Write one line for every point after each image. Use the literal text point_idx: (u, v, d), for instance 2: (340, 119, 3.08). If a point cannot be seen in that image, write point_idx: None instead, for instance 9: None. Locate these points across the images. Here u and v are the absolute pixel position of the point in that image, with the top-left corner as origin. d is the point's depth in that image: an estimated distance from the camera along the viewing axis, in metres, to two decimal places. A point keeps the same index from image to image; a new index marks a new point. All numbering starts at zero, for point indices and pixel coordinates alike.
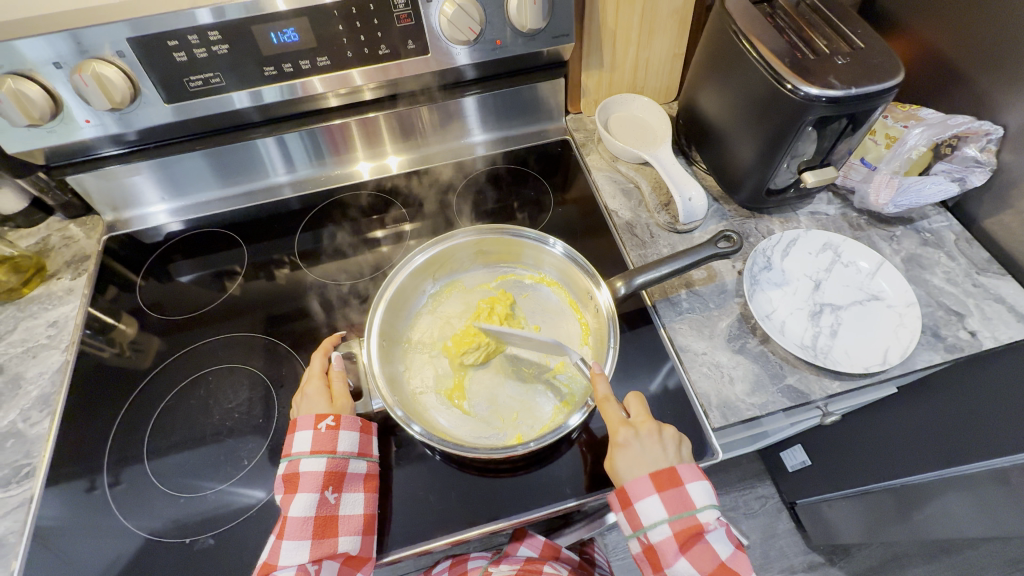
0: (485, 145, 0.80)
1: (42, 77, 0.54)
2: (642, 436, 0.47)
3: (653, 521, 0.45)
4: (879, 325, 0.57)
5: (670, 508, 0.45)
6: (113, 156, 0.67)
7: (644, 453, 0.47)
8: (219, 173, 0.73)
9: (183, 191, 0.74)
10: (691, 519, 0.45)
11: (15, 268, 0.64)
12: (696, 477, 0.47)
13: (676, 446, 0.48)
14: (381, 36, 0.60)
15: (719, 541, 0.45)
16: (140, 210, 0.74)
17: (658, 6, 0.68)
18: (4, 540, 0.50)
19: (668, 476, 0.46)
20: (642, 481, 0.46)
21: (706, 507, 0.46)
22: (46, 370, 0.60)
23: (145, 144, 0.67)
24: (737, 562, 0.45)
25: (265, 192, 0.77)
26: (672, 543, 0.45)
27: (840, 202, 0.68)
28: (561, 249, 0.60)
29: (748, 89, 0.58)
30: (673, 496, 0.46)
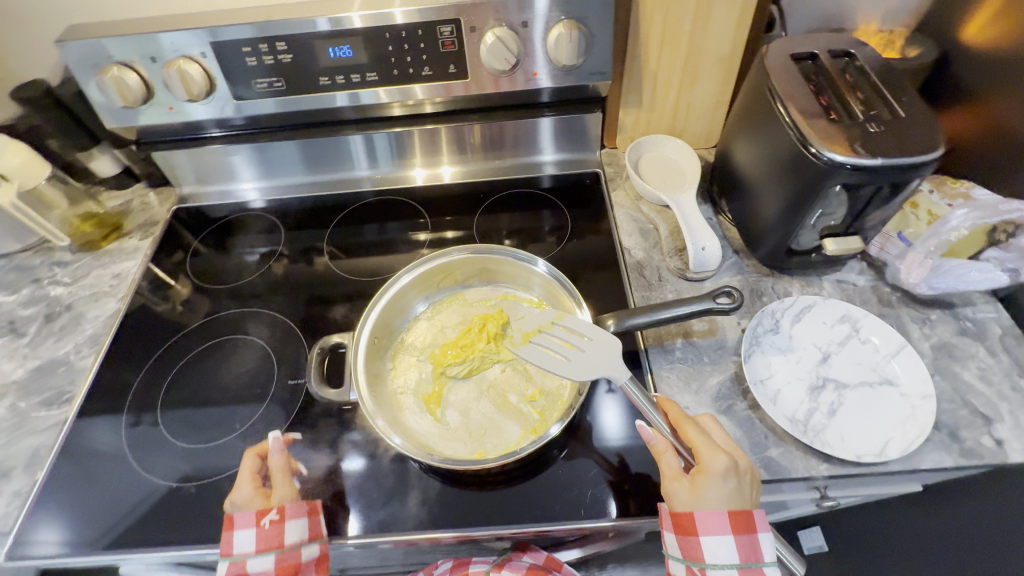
0: (553, 166, 0.82)
1: (140, 68, 0.64)
2: (737, 472, 0.45)
3: (720, 561, 0.44)
4: (885, 413, 0.52)
5: (742, 554, 0.44)
6: (217, 138, 0.76)
7: (732, 488, 0.45)
8: (308, 161, 0.81)
9: (275, 173, 0.83)
10: (756, 571, 0.45)
11: (99, 224, 0.75)
12: (766, 530, 0.46)
13: (756, 489, 0.47)
14: (426, 59, 0.65)
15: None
16: (236, 185, 0.84)
17: (701, 53, 0.68)
18: (36, 451, 0.59)
19: (747, 520, 0.45)
20: (722, 518, 0.44)
21: (770, 563, 0.45)
22: (101, 314, 0.70)
23: (249, 130, 0.76)
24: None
25: (347, 183, 0.84)
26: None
27: (873, 274, 0.63)
28: (544, 268, 0.62)
29: (775, 145, 0.57)
30: (747, 542, 0.44)
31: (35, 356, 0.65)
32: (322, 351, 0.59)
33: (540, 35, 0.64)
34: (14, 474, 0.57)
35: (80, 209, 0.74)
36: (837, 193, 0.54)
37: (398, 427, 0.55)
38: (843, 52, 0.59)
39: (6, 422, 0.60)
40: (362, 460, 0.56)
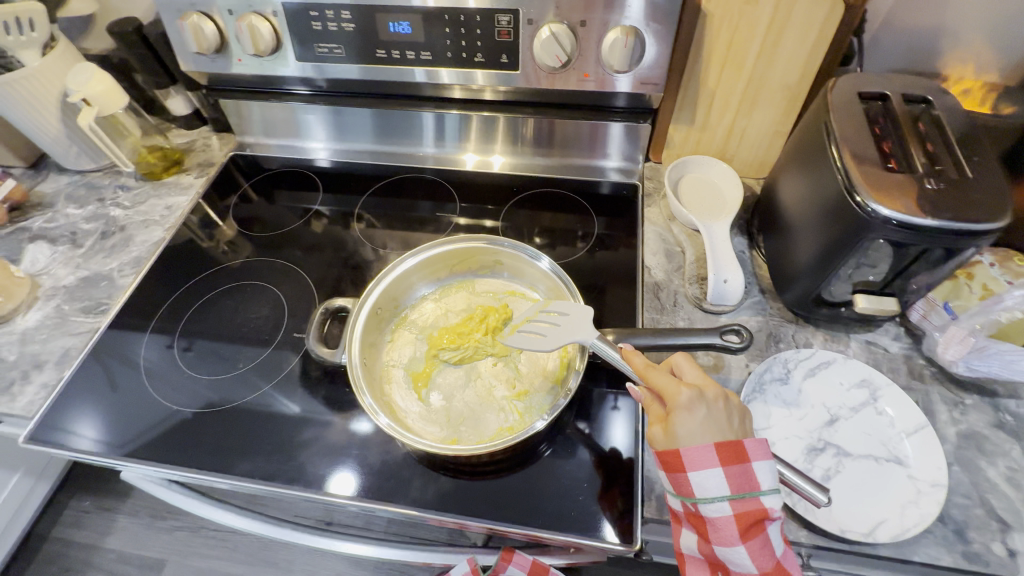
0: (618, 172, 0.80)
1: (218, 19, 0.68)
2: (706, 400, 0.43)
3: (711, 496, 0.41)
4: (885, 493, 0.48)
5: (734, 486, 0.41)
6: (299, 96, 0.80)
7: (707, 417, 0.43)
8: (378, 132, 0.84)
9: (345, 138, 0.86)
10: (754, 503, 0.40)
11: (163, 157, 0.82)
12: (764, 459, 0.42)
13: (739, 415, 0.44)
14: (481, 45, 0.65)
15: (776, 534, 0.41)
16: (307, 144, 0.88)
17: (765, 77, 0.65)
18: (68, 352, 0.64)
19: (734, 449, 0.41)
20: (706, 450, 0.41)
21: (771, 493, 0.41)
22: (148, 240, 0.75)
23: (330, 93, 0.79)
24: (788, 560, 0.41)
25: (411, 157, 0.86)
26: (729, 525, 0.40)
27: (908, 343, 0.58)
28: (547, 265, 0.62)
29: (820, 187, 0.53)
30: (739, 474, 0.41)
31: (85, 266, 0.72)
32: (326, 313, 0.60)
33: (597, 37, 0.62)
34: (46, 367, 0.63)
35: (149, 141, 0.81)
36: (877, 247, 0.50)
37: (382, 399, 0.56)
38: (919, 99, 0.55)
39: (49, 320, 0.67)
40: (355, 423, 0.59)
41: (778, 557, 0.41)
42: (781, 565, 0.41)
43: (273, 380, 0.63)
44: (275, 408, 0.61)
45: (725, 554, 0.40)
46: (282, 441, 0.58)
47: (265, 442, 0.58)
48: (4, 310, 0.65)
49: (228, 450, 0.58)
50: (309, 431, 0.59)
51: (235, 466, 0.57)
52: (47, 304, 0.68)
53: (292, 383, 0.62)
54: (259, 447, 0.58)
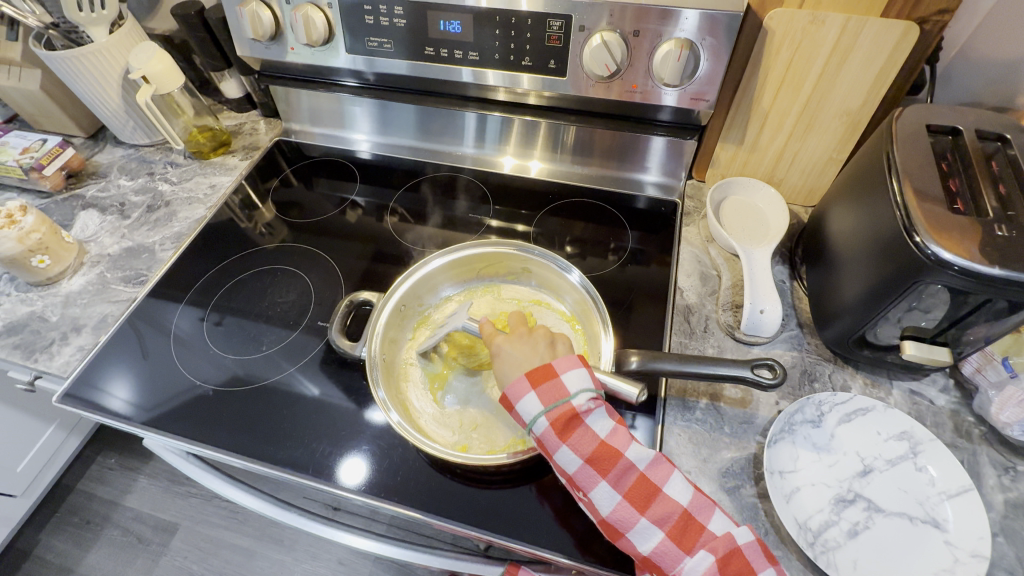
0: (655, 188, 0.78)
1: (275, 7, 0.70)
2: (512, 339, 0.48)
3: (530, 417, 0.43)
4: (918, 557, 0.45)
5: (546, 400, 0.42)
6: (346, 87, 0.81)
7: (519, 356, 0.47)
8: (421, 129, 0.84)
9: (387, 133, 0.86)
10: (564, 405, 0.42)
11: (212, 137, 0.85)
12: (573, 367, 0.44)
13: (548, 342, 0.48)
14: (529, 49, 0.65)
15: (596, 419, 0.42)
16: (350, 134, 0.89)
17: (824, 101, 0.61)
18: (105, 318, 0.67)
19: (544, 371, 0.44)
20: (519, 381, 0.44)
21: (581, 391, 0.43)
22: (190, 217, 0.78)
23: (375, 87, 0.79)
24: (614, 437, 0.42)
25: (451, 157, 0.86)
26: (552, 436, 0.42)
27: (958, 397, 0.54)
28: (577, 278, 0.60)
29: (876, 223, 0.50)
30: (549, 389, 0.43)
31: (129, 237, 0.75)
32: (354, 304, 0.60)
33: (649, 49, 0.61)
34: (83, 331, 0.66)
35: (200, 121, 0.83)
36: (934, 293, 0.46)
37: (397, 397, 0.56)
38: (996, 137, 0.51)
39: (91, 286, 0.70)
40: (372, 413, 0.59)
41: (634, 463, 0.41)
42: (607, 445, 0.41)
43: (293, 366, 0.63)
44: (292, 394, 0.61)
45: (560, 460, 0.42)
46: (295, 428, 0.58)
47: (279, 427, 0.59)
48: (50, 273, 0.68)
49: (244, 430, 0.58)
50: (323, 420, 0.59)
51: (248, 447, 0.57)
52: (91, 270, 0.71)
53: (312, 370, 0.63)
54: (274, 431, 0.58)
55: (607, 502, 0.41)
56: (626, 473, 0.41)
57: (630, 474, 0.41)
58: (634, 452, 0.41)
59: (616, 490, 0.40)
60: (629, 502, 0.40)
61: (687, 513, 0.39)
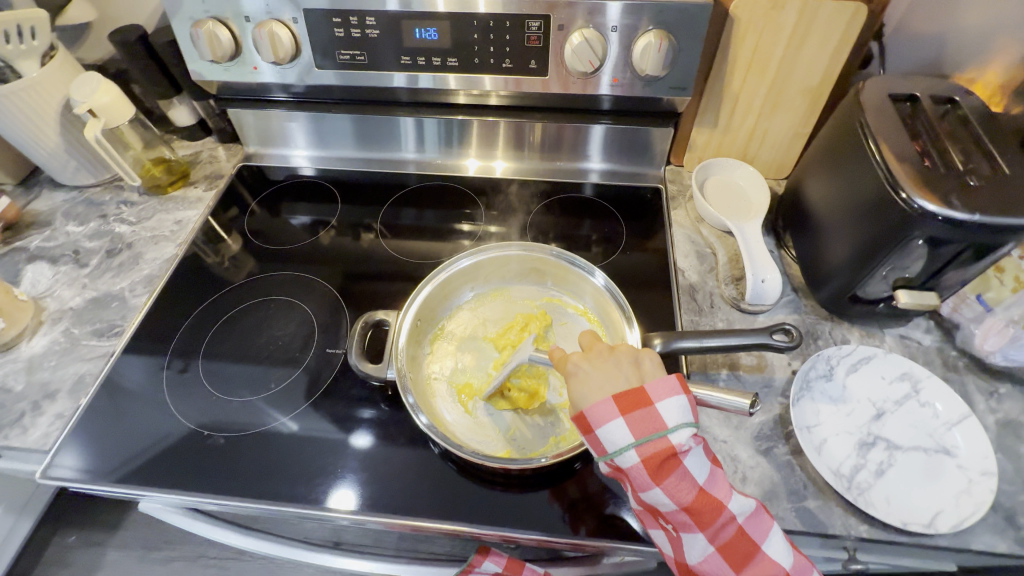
0: (599, 174, 0.82)
1: (234, 26, 0.67)
2: (593, 361, 0.45)
3: (618, 448, 0.40)
4: (938, 483, 0.49)
5: (638, 432, 0.40)
6: (277, 103, 0.78)
7: (601, 377, 0.44)
8: (359, 138, 0.83)
9: (325, 145, 0.85)
10: (661, 442, 0.39)
11: (168, 170, 0.79)
12: (671, 394, 0.41)
13: (633, 362, 0.44)
14: (509, 51, 0.66)
15: (699, 463, 0.40)
16: (286, 150, 0.86)
17: (789, 81, 0.66)
18: (82, 378, 0.61)
19: (635, 396, 0.41)
20: (606, 404, 0.41)
21: (680, 428, 0.40)
22: (159, 257, 0.72)
23: (307, 100, 0.77)
24: (717, 488, 0.40)
25: (393, 163, 0.85)
26: (641, 472, 0.39)
27: (940, 335, 0.60)
28: (601, 281, 0.61)
29: (858, 187, 0.54)
30: (641, 417, 0.40)
31: (93, 287, 0.68)
32: (367, 326, 0.59)
33: (627, 44, 0.63)
34: (59, 396, 0.59)
35: (152, 153, 0.77)
36: (920, 245, 0.51)
37: (428, 413, 0.55)
38: (945, 99, 0.57)
39: (58, 345, 0.63)
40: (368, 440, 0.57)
41: (732, 516, 0.40)
42: (710, 495, 0.39)
43: (308, 400, 0.60)
44: (312, 428, 0.58)
45: (650, 501, 0.40)
46: (322, 463, 0.55)
47: (304, 465, 0.55)
48: (7, 336, 0.61)
49: (265, 474, 0.55)
50: (350, 451, 0.56)
51: (274, 491, 0.53)
52: (53, 329, 0.64)
53: (329, 400, 0.60)
54: (300, 470, 0.55)
55: (699, 552, 0.40)
56: (725, 526, 0.40)
57: (730, 527, 0.40)
58: (738, 505, 0.40)
59: (712, 543, 0.40)
60: (726, 557, 0.40)
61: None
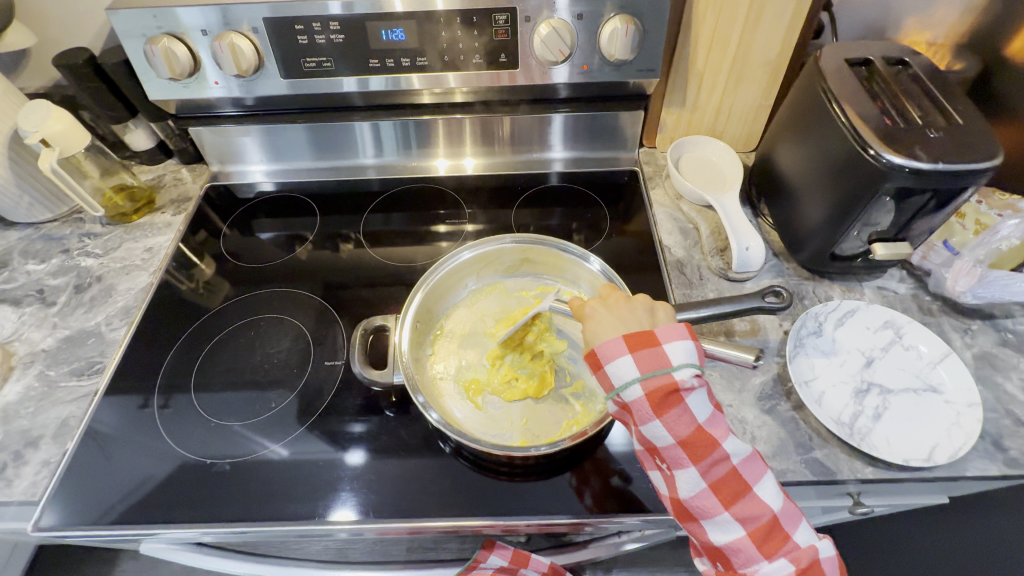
0: (563, 163, 0.83)
1: (190, 40, 0.64)
2: (609, 305, 0.48)
3: (623, 381, 0.42)
4: (929, 419, 0.52)
5: (644, 368, 0.42)
6: (228, 117, 0.76)
7: (616, 319, 0.46)
8: (314, 148, 0.81)
9: (281, 158, 0.83)
10: (664, 378, 0.41)
11: (132, 197, 0.75)
12: (678, 336, 0.42)
13: (646, 309, 0.47)
14: (477, 46, 0.66)
15: (699, 403, 0.41)
16: (242, 167, 0.83)
17: (749, 55, 0.69)
18: (65, 421, 0.58)
19: (645, 335, 0.43)
20: (615, 342, 0.43)
21: (685, 368, 0.41)
22: (133, 287, 0.69)
23: (257, 112, 0.76)
24: (715, 427, 0.41)
25: (350, 171, 0.84)
26: (643, 404, 0.41)
27: (913, 282, 0.64)
28: (598, 267, 0.62)
29: (826, 148, 0.57)
30: (649, 355, 0.42)
31: (65, 325, 0.65)
32: (366, 333, 0.60)
33: (593, 30, 0.64)
34: (42, 443, 0.56)
35: (112, 180, 0.74)
36: (890, 197, 0.53)
37: (438, 410, 0.55)
38: (896, 60, 0.61)
39: (34, 391, 0.59)
40: (361, 455, 0.55)
41: (725, 457, 0.41)
42: (707, 433, 0.41)
43: (311, 415, 0.59)
44: (319, 443, 0.56)
45: (648, 433, 0.41)
46: (335, 476, 0.54)
47: (317, 480, 0.54)
48: None
49: (277, 495, 0.53)
50: (351, 464, 0.55)
51: (288, 511, 0.52)
52: (27, 373, 0.60)
53: (333, 412, 0.59)
54: (313, 486, 0.54)
55: (691, 487, 0.41)
56: (719, 464, 0.41)
57: (723, 465, 0.41)
58: (734, 447, 0.41)
59: (704, 479, 0.41)
60: (717, 493, 0.41)
61: (774, 520, 0.41)
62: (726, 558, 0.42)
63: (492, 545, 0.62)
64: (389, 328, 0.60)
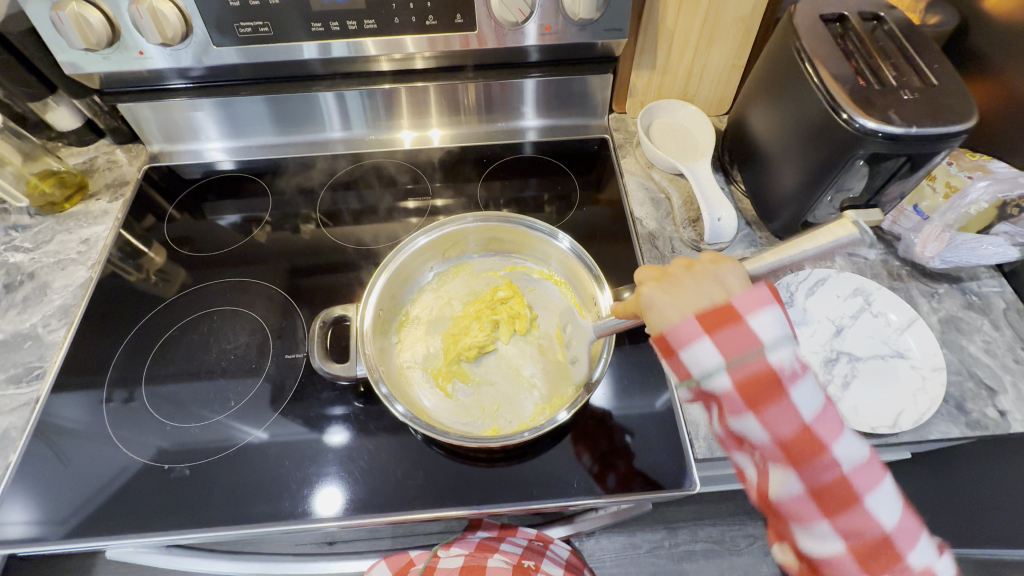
0: (535, 131, 0.79)
1: (104, 5, 0.57)
2: (669, 285, 0.36)
3: (705, 370, 0.33)
4: (896, 385, 0.53)
5: (728, 352, 0.33)
6: (172, 91, 0.69)
7: (682, 300, 0.35)
8: (275, 121, 0.75)
9: (241, 133, 0.76)
10: (759, 359, 0.32)
11: (60, 183, 0.69)
12: (761, 308, 0.33)
13: (717, 276, 0.35)
14: (431, 6, 0.60)
15: (809, 393, 0.32)
16: (195, 145, 0.77)
17: (722, 12, 0.65)
18: (6, 433, 0.54)
19: (721, 316, 0.33)
20: (687, 325, 0.34)
21: (779, 336, 0.32)
22: (71, 284, 0.64)
23: (204, 84, 0.69)
24: (827, 425, 0.33)
25: (319, 145, 0.79)
26: (736, 394, 0.33)
27: (883, 248, 0.64)
28: (567, 244, 0.60)
29: (800, 112, 0.55)
30: (733, 336, 0.33)
31: None
32: (326, 325, 0.56)
33: None
34: None
35: (36, 166, 0.67)
36: (863, 162, 0.52)
37: (405, 401, 0.54)
38: (872, 16, 0.58)
39: None
40: (345, 434, 0.54)
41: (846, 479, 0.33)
42: (817, 479, 0.33)
43: (272, 414, 0.56)
44: (283, 439, 0.54)
45: (740, 427, 0.33)
46: (306, 472, 0.52)
47: (285, 479, 0.52)
48: None
49: (244, 497, 0.51)
50: (334, 445, 0.54)
51: (253, 513, 0.50)
52: None
53: (297, 408, 0.56)
54: (280, 486, 0.52)
55: (788, 492, 0.33)
56: (826, 472, 0.33)
57: (832, 475, 0.33)
58: (846, 452, 0.33)
59: (807, 483, 0.33)
60: (821, 499, 0.33)
61: (885, 538, 0.33)
62: (863, 528, 0.33)
63: (479, 522, 0.62)
64: (349, 316, 0.58)
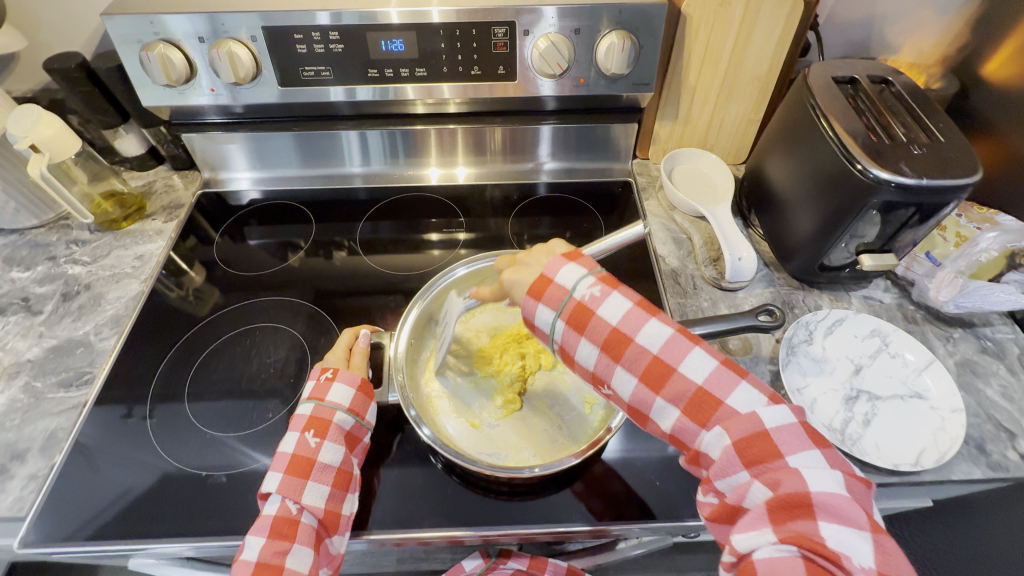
0: (551, 173, 0.84)
1: (185, 47, 0.64)
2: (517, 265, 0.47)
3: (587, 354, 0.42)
4: (917, 425, 0.54)
5: (607, 337, 0.41)
6: (215, 124, 0.75)
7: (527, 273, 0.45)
8: (302, 155, 0.81)
9: (268, 165, 0.82)
10: (629, 341, 0.40)
11: (121, 203, 0.74)
12: (564, 267, 0.44)
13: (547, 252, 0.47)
14: (477, 58, 0.67)
15: (696, 362, 0.38)
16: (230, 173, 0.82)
17: (740, 71, 0.71)
18: (53, 434, 0.56)
19: (543, 283, 0.44)
20: (526, 299, 0.45)
21: (643, 324, 0.40)
22: (123, 295, 0.68)
23: (250, 118, 0.75)
24: (721, 385, 0.37)
25: (339, 179, 0.84)
26: (641, 385, 0.40)
27: (897, 292, 0.67)
28: None
29: (815, 163, 0.59)
30: (595, 321, 0.41)
31: (51, 335, 0.63)
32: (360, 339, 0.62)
33: (590, 45, 0.66)
34: (29, 456, 0.55)
35: (101, 186, 0.73)
36: (876, 211, 0.56)
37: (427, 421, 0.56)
38: (881, 79, 0.64)
39: (19, 403, 0.58)
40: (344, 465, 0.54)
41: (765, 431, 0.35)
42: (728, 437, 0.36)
43: None
44: None
45: (653, 409, 0.40)
46: None
47: None
48: None
49: None
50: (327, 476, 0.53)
51: None
52: (11, 384, 0.59)
53: None
54: None
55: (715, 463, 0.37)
56: (732, 426, 0.36)
57: (740, 427, 0.36)
58: (743, 407, 0.36)
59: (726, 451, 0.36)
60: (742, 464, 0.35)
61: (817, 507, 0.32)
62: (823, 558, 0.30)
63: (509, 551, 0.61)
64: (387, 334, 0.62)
